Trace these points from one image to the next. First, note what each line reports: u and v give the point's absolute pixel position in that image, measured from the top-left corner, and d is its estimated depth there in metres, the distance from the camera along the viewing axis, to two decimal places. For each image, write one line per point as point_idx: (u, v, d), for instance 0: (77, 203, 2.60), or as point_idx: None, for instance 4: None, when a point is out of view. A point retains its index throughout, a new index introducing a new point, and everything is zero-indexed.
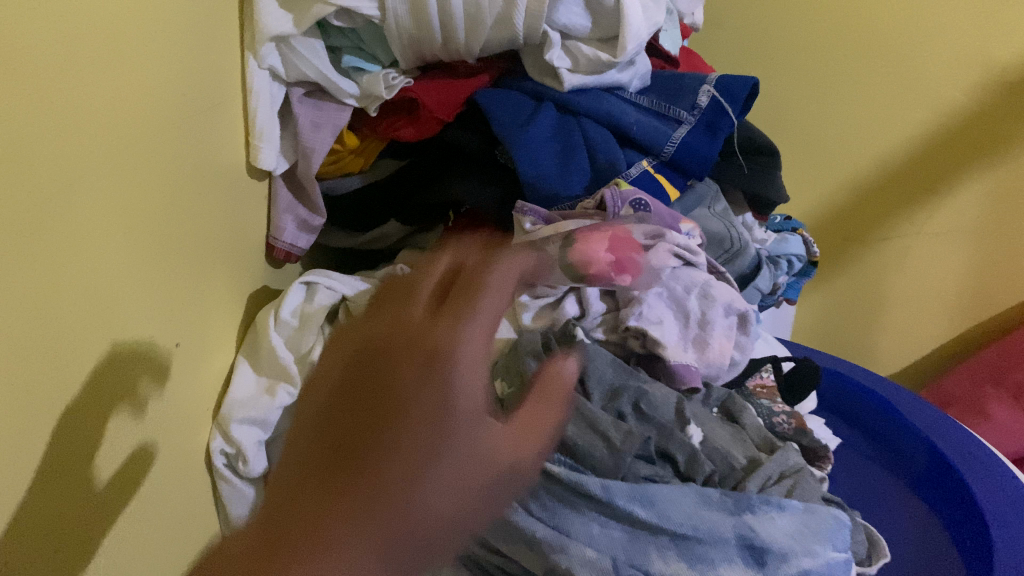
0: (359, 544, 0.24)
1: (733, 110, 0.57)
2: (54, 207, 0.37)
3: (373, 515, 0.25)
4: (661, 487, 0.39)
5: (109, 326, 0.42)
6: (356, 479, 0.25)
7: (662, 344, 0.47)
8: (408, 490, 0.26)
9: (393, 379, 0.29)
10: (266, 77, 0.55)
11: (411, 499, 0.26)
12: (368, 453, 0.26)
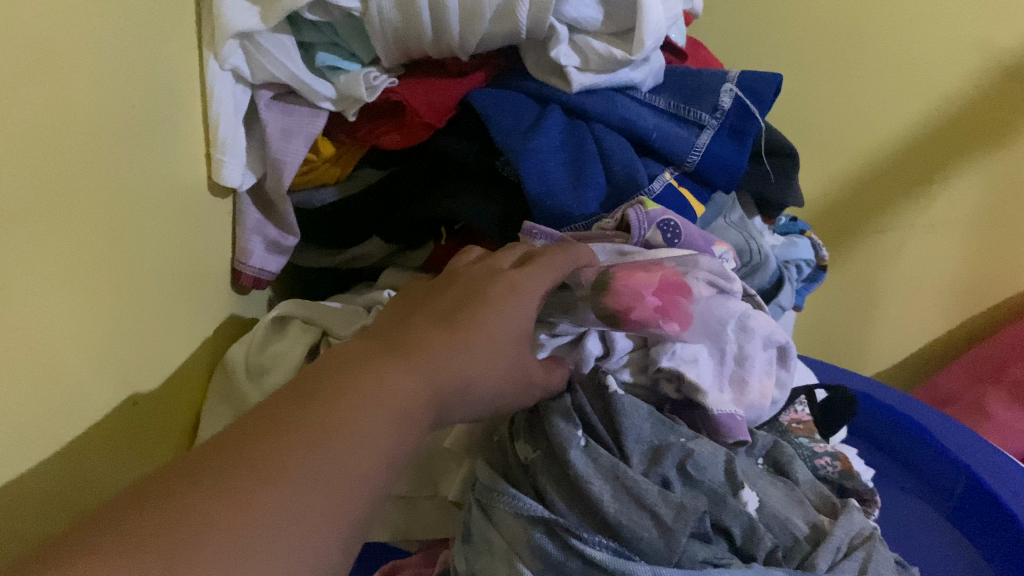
0: (302, 462, 0.26)
1: (761, 114, 0.51)
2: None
3: (333, 428, 0.28)
4: (723, 572, 0.33)
5: (40, 395, 0.35)
6: (318, 403, 0.28)
7: (702, 390, 0.41)
8: (369, 424, 0.29)
9: (416, 336, 0.33)
10: (229, 79, 0.47)
11: (379, 431, 0.29)
12: (356, 381, 0.30)
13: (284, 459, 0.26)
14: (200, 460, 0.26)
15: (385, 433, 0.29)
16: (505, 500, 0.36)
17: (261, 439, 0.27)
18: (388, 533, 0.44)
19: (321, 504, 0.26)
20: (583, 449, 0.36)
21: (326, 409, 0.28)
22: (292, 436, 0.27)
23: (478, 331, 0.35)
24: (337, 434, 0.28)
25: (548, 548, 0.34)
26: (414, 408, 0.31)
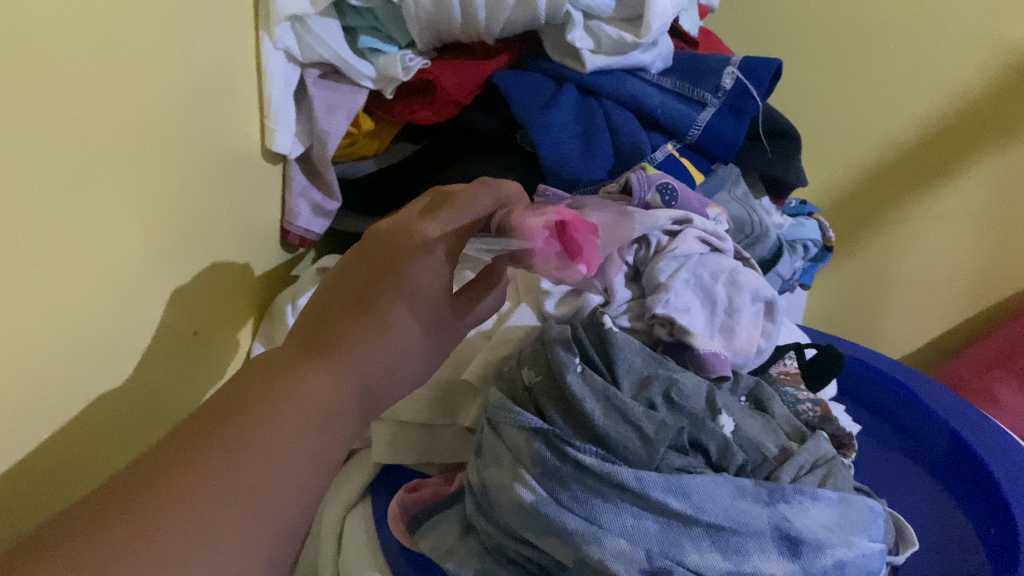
0: (242, 460, 0.29)
1: (758, 93, 0.57)
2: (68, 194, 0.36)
3: (266, 432, 0.30)
4: (695, 477, 0.39)
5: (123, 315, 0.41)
6: (234, 422, 0.30)
7: (691, 333, 0.46)
8: (300, 421, 0.31)
9: (334, 331, 0.35)
10: (281, 58, 0.53)
11: (307, 427, 0.31)
12: (284, 383, 0.32)
13: (223, 465, 0.28)
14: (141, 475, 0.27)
15: (314, 425, 0.31)
16: (511, 417, 0.42)
17: (199, 449, 0.28)
18: (413, 456, 0.50)
19: (266, 495, 0.29)
20: (579, 374, 0.42)
21: (257, 414, 0.30)
22: (228, 442, 0.29)
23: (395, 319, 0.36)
24: (271, 437, 0.30)
25: (546, 456, 0.40)
26: (339, 408, 0.33)
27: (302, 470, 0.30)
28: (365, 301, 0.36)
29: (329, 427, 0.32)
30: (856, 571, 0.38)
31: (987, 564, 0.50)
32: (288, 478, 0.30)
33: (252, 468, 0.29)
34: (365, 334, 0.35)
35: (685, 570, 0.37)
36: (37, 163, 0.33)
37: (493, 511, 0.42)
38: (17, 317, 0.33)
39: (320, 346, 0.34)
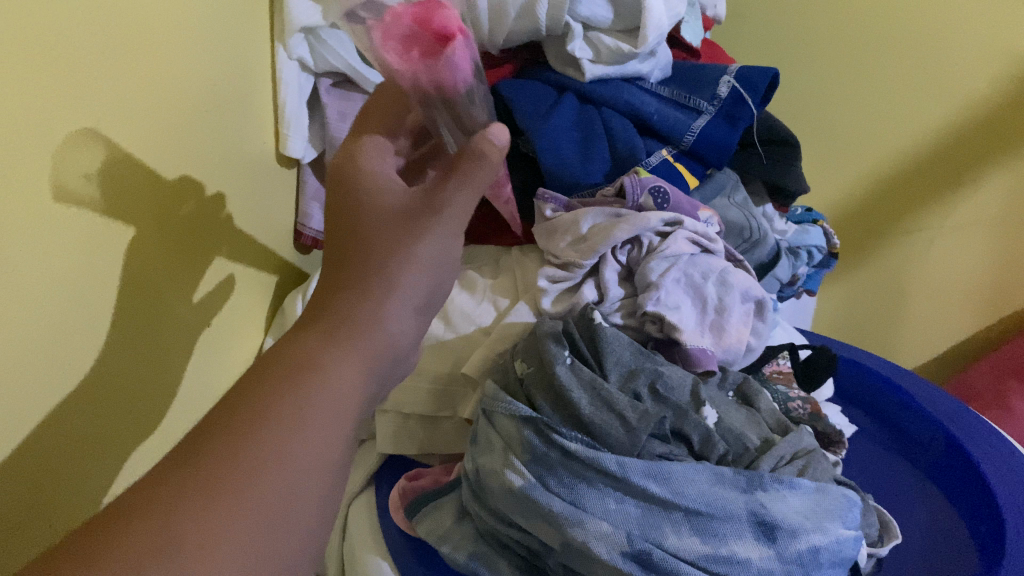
0: (238, 477, 0.27)
1: (753, 100, 0.58)
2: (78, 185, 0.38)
3: (273, 410, 0.29)
4: (675, 464, 0.41)
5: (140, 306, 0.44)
6: (230, 435, 0.28)
7: (679, 329, 0.47)
8: (309, 388, 0.30)
9: (340, 308, 0.34)
10: (295, 67, 0.56)
11: (311, 390, 0.30)
12: (288, 373, 0.31)
13: (241, 445, 0.28)
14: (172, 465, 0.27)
15: (318, 387, 0.31)
16: (502, 406, 0.44)
17: (216, 438, 0.28)
18: (415, 446, 0.53)
19: (294, 463, 0.29)
20: (568, 366, 0.44)
21: (269, 385, 0.30)
22: (238, 430, 0.28)
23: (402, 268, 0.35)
24: (292, 404, 0.30)
25: (534, 443, 0.42)
26: (352, 388, 0.32)
27: (330, 432, 0.30)
28: (347, 270, 0.35)
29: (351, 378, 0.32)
30: (831, 556, 0.40)
31: (973, 561, 0.51)
32: (310, 446, 0.29)
33: (266, 456, 0.28)
34: (365, 294, 0.34)
35: (665, 551, 0.38)
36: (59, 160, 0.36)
37: (484, 496, 0.44)
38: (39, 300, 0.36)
39: (326, 314, 0.34)
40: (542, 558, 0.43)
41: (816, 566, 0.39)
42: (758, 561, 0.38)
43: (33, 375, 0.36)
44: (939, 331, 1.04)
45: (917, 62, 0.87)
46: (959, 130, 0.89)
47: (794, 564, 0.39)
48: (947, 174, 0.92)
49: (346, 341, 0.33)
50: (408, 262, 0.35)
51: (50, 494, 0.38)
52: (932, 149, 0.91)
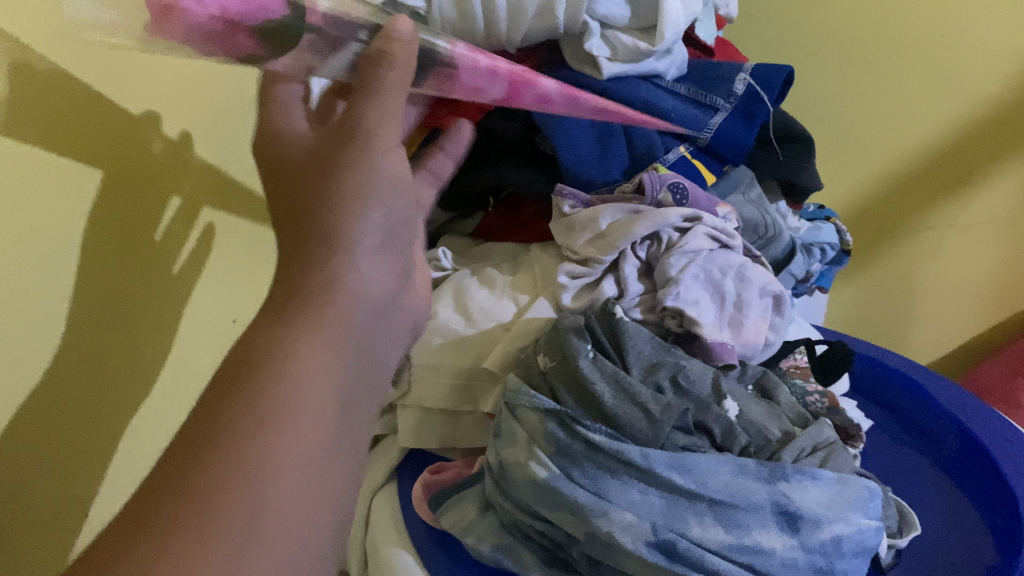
0: (215, 522, 0.23)
1: (768, 98, 0.60)
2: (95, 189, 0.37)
3: (222, 415, 0.26)
4: (698, 456, 0.41)
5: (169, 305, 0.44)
6: (183, 472, 0.24)
7: (698, 324, 0.48)
8: (259, 375, 0.27)
9: (291, 284, 0.30)
10: None
11: (258, 376, 0.27)
12: (230, 382, 0.27)
13: (194, 467, 0.24)
14: (123, 524, 0.23)
15: (267, 372, 0.27)
16: (526, 400, 0.44)
17: (170, 465, 0.25)
18: (435, 440, 0.53)
19: (260, 466, 0.25)
20: (591, 359, 0.45)
21: (214, 391, 0.27)
22: (193, 465, 0.24)
23: (351, 220, 0.31)
24: (241, 412, 0.26)
25: (559, 435, 0.42)
26: (308, 372, 0.28)
27: (298, 416, 0.27)
28: (295, 252, 0.31)
29: (313, 357, 0.28)
30: (853, 546, 0.40)
31: (991, 552, 0.52)
32: (275, 446, 0.26)
33: (224, 470, 0.24)
34: (314, 262, 0.31)
35: (690, 542, 0.39)
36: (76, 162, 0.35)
37: (508, 488, 0.45)
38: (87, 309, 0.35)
39: (275, 297, 0.30)
40: (565, 549, 0.44)
41: (838, 555, 0.40)
42: (781, 550, 0.39)
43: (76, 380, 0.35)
44: (949, 327, 1.04)
45: (931, 61, 0.87)
46: (972, 128, 0.89)
47: (818, 554, 0.39)
48: (958, 171, 0.92)
49: (298, 316, 0.29)
50: (354, 209, 0.31)
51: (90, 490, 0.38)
52: (945, 147, 0.91)
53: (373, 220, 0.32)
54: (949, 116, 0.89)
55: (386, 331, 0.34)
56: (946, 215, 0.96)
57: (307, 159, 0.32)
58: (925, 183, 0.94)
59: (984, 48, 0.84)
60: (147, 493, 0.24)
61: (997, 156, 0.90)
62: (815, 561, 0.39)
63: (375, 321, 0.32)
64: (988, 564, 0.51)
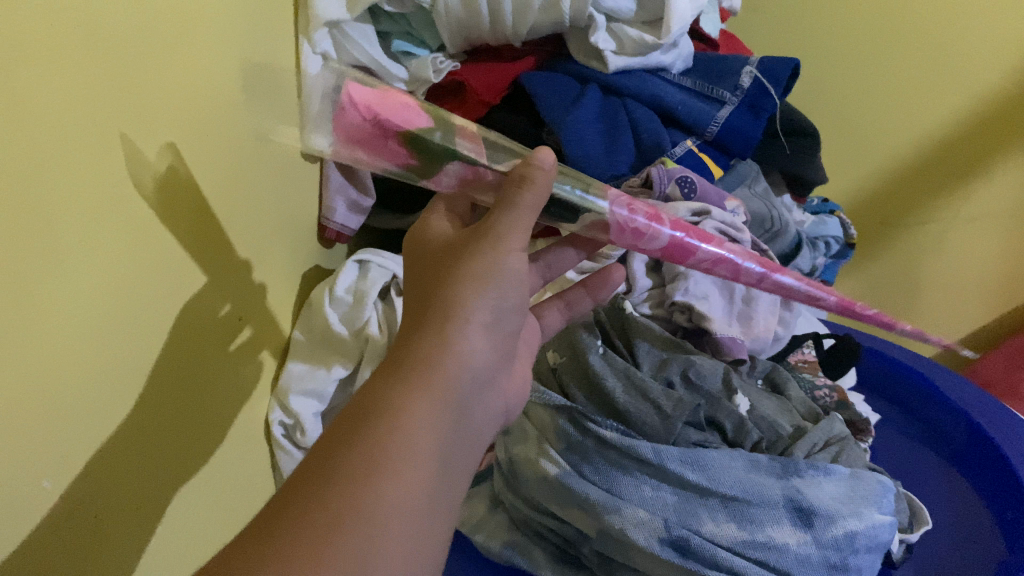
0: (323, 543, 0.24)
1: (776, 91, 0.59)
2: (143, 183, 0.37)
3: (336, 457, 0.27)
4: (711, 451, 0.41)
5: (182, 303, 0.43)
6: (304, 493, 0.26)
7: (709, 318, 0.48)
8: (374, 426, 0.28)
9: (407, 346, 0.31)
10: (318, 63, 0.55)
11: (380, 429, 0.28)
12: (358, 420, 0.28)
13: (302, 505, 0.25)
14: (250, 531, 0.25)
15: (390, 425, 0.28)
16: (536, 396, 0.44)
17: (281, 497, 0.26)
18: None
19: (353, 507, 0.25)
20: (602, 355, 0.45)
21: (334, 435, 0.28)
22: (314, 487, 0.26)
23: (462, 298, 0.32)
24: (361, 451, 0.27)
25: (570, 431, 0.42)
26: (424, 429, 0.29)
27: (397, 470, 0.27)
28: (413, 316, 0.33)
29: (423, 416, 0.29)
30: (867, 541, 0.40)
31: (1000, 547, 0.51)
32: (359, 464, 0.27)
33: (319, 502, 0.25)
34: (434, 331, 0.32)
35: (702, 538, 0.39)
36: (116, 159, 0.35)
37: (518, 486, 0.45)
38: (107, 308, 0.35)
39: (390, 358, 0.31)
40: (576, 546, 0.43)
41: (853, 551, 0.39)
42: (794, 546, 0.39)
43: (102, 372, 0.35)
44: (952, 321, 1.04)
45: (936, 52, 0.86)
46: (977, 120, 0.89)
47: (832, 549, 0.39)
48: (962, 163, 0.92)
49: (413, 373, 0.30)
50: (472, 288, 0.32)
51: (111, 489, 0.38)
52: (950, 138, 0.91)
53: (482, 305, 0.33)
54: (955, 108, 0.89)
55: (489, 404, 0.34)
56: (950, 208, 0.95)
57: (441, 252, 0.35)
58: (930, 176, 0.94)
59: (992, 39, 0.83)
60: (258, 529, 0.25)
61: (1001, 148, 0.90)
62: (829, 557, 0.39)
63: (474, 393, 0.32)
64: (998, 557, 0.50)
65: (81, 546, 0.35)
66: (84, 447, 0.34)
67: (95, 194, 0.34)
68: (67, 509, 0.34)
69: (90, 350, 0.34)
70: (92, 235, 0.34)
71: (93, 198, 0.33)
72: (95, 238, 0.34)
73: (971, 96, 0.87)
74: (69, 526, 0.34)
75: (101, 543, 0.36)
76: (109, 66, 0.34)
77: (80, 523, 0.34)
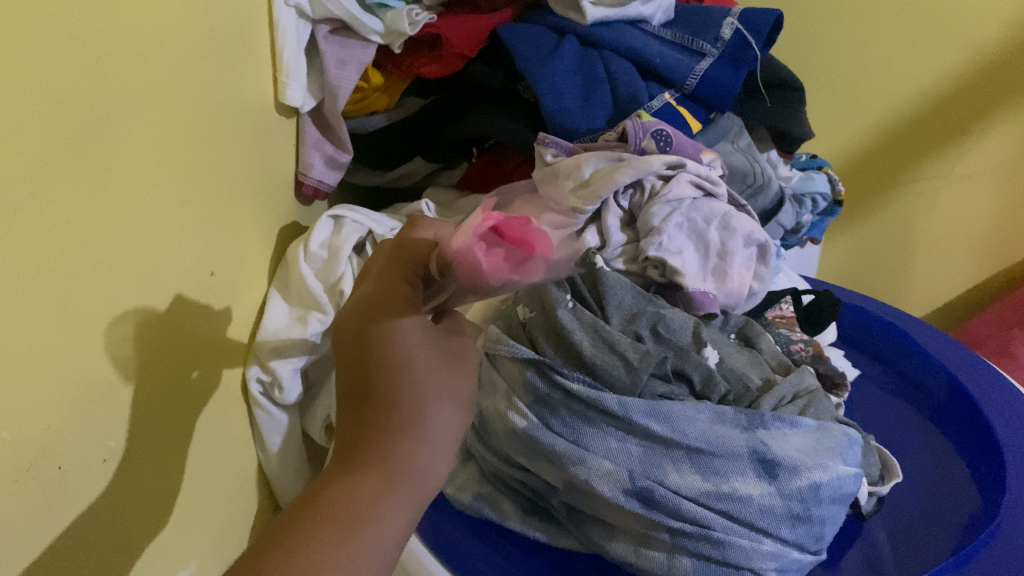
0: None
1: (757, 43, 0.58)
2: (84, 135, 0.36)
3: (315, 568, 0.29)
4: (676, 404, 0.41)
5: (152, 257, 0.43)
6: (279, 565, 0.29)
7: (681, 274, 0.48)
8: (356, 543, 0.30)
9: (371, 431, 0.34)
10: (292, 14, 0.53)
11: (360, 547, 0.30)
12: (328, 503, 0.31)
13: None
14: None
15: (370, 542, 0.31)
16: (505, 349, 0.43)
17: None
18: None
19: None
20: (570, 309, 0.45)
21: (302, 540, 0.30)
22: (285, 561, 0.29)
23: (435, 408, 0.35)
24: (334, 539, 0.30)
25: (537, 384, 0.42)
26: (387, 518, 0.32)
27: None
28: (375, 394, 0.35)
29: (389, 517, 0.32)
30: (831, 492, 0.40)
31: (975, 500, 0.52)
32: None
33: None
34: (407, 439, 0.34)
35: (666, 489, 0.39)
36: (51, 106, 0.34)
37: (489, 440, 0.45)
38: (56, 258, 0.35)
39: (355, 454, 0.33)
40: (545, 499, 0.44)
41: (816, 502, 0.40)
42: (758, 498, 0.39)
43: (54, 320, 0.35)
44: (945, 278, 1.03)
45: (930, 4, 0.84)
46: (969, 74, 0.87)
47: (795, 501, 0.39)
48: (952, 119, 0.90)
49: (388, 484, 0.32)
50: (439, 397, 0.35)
51: (87, 442, 0.38)
52: (941, 94, 0.89)
53: (450, 412, 0.35)
54: (947, 63, 0.87)
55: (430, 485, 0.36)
56: (943, 164, 0.94)
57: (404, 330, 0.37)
58: (922, 132, 0.92)
59: None
60: None
61: (990, 103, 0.88)
62: (793, 508, 0.39)
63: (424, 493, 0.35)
64: (971, 514, 0.50)
65: (46, 495, 0.36)
66: (41, 397, 0.35)
67: (31, 140, 0.33)
68: (30, 459, 0.35)
69: (38, 297, 0.34)
70: (37, 182, 0.34)
71: (35, 146, 0.33)
72: (37, 183, 0.34)
73: (963, 50, 0.86)
74: (31, 477, 0.35)
75: (67, 491, 0.37)
76: (44, 15, 0.33)
77: (39, 470, 0.35)
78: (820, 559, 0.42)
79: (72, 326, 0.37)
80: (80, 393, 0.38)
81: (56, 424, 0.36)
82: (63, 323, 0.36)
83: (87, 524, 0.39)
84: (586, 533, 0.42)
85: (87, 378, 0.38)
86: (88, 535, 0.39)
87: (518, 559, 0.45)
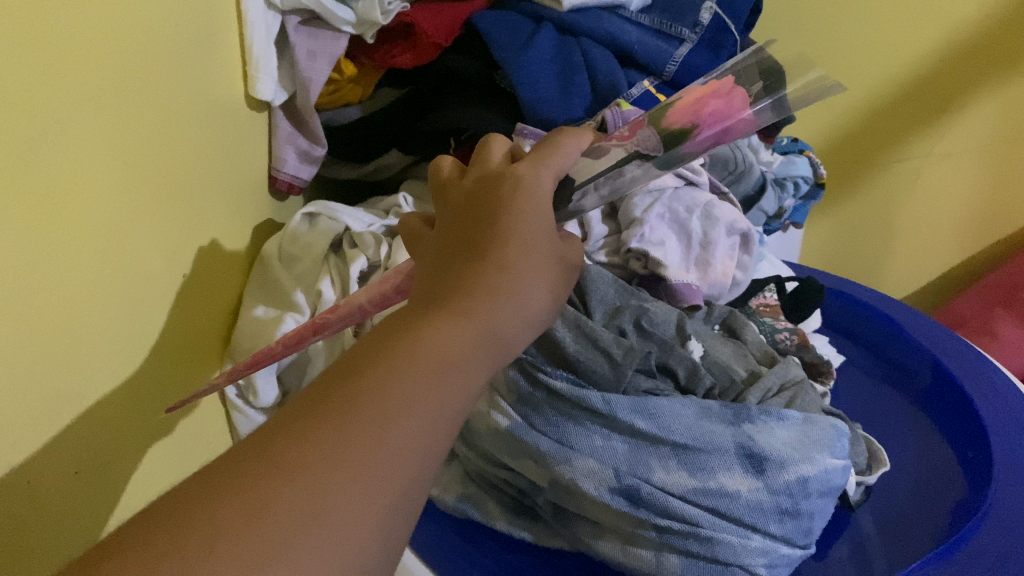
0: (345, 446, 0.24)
1: (735, 28, 0.59)
2: (42, 141, 0.35)
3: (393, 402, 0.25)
4: (661, 400, 0.40)
5: (120, 263, 0.41)
6: (352, 401, 0.25)
7: (664, 265, 0.47)
8: (442, 388, 0.26)
9: (463, 283, 0.30)
10: (261, 6, 0.51)
11: (444, 391, 0.26)
12: (411, 339, 0.27)
13: (349, 409, 0.24)
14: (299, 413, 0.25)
15: (455, 389, 0.27)
16: None
17: (296, 436, 0.24)
18: None
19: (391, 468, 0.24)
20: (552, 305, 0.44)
21: (375, 380, 0.25)
22: (360, 389, 0.25)
23: (533, 283, 0.31)
24: (418, 376, 0.26)
25: (521, 383, 0.41)
26: (472, 373, 0.27)
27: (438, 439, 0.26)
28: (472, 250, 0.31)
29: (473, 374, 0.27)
30: (819, 486, 0.39)
31: (961, 485, 0.51)
32: (404, 446, 0.24)
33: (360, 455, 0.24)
34: (505, 298, 0.30)
35: (653, 487, 0.38)
36: (6, 112, 0.32)
37: (472, 440, 0.44)
38: (17, 271, 0.34)
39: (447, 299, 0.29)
40: (530, 497, 0.43)
41: (804, 496, 0.39)
42: (745, 493, 0.38)
43: (22, 331, 0.34)
44: (927, 257, 1.03)
45: None
46: (951, 54, 0.86)
47: (783, 495, 0.38)
48: (934, 99, 0.90)
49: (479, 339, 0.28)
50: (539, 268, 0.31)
51: (57, 456, 0.37)
52: (924, 74, 0.88)
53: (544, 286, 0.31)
54: (929, 43, 0.86)
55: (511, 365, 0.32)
56: (924, 144, 0.93)
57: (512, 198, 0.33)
58: (904, 113, 0.92)
59: None
60: (299, 416, 0.25)
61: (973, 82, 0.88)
62: (781, 503, 0.39)
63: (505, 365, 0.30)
64: (958, 500, 0.50)
65: (16, 514, 0.35)
66: (6, 415, 0.34)
67: None
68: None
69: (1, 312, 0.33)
70: None
71: None
72: None
73: (945, 30, 0.85)
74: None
75: (37, 508, 0.36)
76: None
77: (6, 489, 0.34)
78: (809, 553, 0.41)
79: (37, 339, 0.35)
80: (47, 407, 0.36)
81: (23, 442, 0.35)
82: (27, 337, 0.35)
83: (57, 540, 0.38)
84: (572, 532, 0.42)
85: (54, 392, 0.37)
86: (59, 551, 0.38)
87: (503, 559, 0.45)
